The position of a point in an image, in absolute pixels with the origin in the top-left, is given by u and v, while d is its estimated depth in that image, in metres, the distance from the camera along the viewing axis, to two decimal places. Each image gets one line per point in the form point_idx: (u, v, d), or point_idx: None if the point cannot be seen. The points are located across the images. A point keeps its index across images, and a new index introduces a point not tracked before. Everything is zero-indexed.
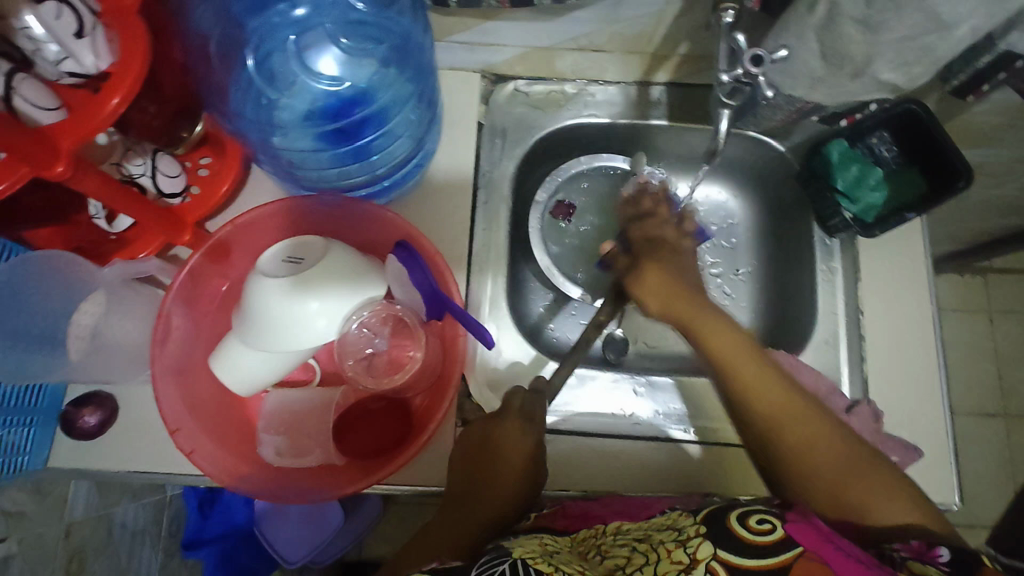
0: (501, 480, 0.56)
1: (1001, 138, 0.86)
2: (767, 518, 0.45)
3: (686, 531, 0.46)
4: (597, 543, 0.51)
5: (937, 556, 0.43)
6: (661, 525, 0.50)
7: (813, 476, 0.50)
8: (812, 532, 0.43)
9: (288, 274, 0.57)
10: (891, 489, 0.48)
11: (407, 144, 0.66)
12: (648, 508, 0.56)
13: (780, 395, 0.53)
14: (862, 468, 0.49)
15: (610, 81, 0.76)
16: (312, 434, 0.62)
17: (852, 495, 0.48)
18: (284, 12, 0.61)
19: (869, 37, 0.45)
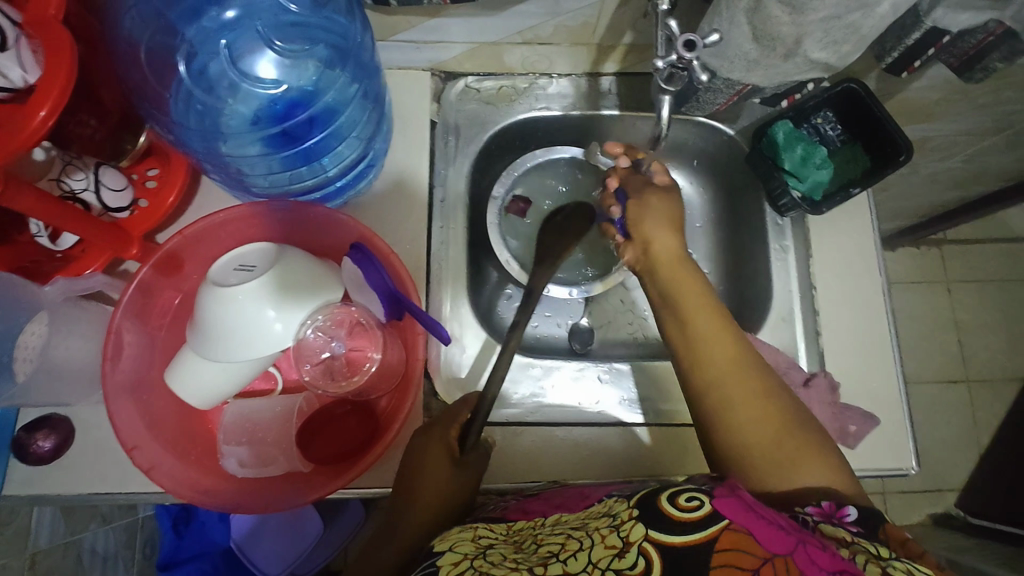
0: (432, 494, 0.58)
1: (942, 111, 0.89)
2: (697, 496, 0.46)
3: (620, 515, 0.48)
4: (534, 534, 0.52)
5: (846, 516, 0.49)
6: (598, 512, 0.51)
7: (746, 430, 0.54)
8: (735, 506, 0.44)
9: (241, 281, 0.57)
10: (817, 453, 0.53)
11: (356, 145, 0.66)
12: (587, 498, 0.57)
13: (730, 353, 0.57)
14: (794, 430, 0.54)
15: (560, 74, 0.77)
16: (275, 442, 0.62)
17: (782, 453, 0.53)
18: (212, 15, 0.60)
19: (796, 19, 0.46)
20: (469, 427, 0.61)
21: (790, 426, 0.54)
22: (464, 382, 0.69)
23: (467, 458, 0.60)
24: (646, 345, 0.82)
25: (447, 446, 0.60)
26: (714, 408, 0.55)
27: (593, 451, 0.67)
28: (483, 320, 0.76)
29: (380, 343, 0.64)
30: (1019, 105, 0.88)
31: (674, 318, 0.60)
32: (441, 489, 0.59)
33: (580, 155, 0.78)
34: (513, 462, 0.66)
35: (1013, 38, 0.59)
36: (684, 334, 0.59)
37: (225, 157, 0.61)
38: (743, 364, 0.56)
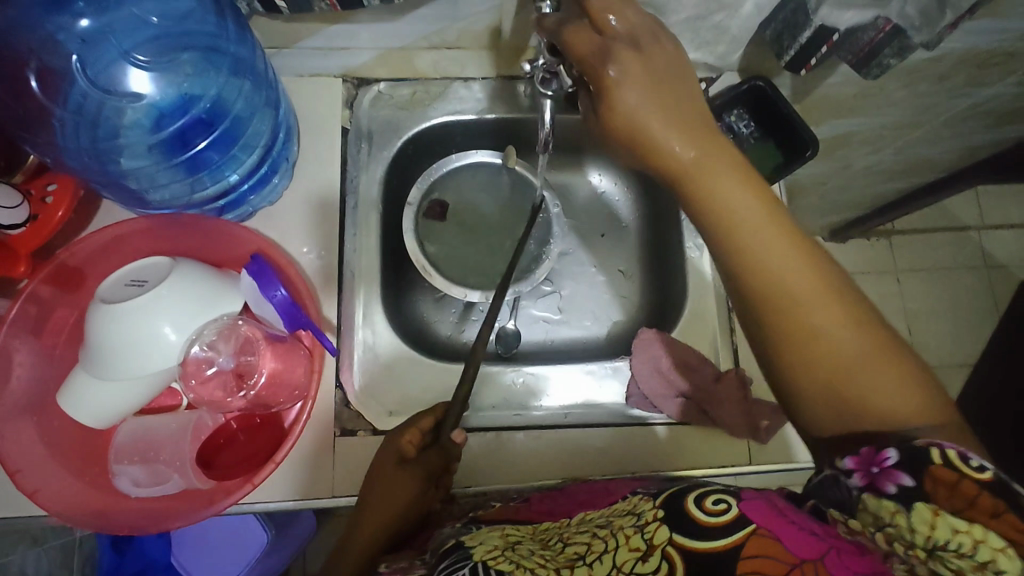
0: (390, 500, 0.59)
1: (860, 106, 0.90)
2: (724, 498, 0.45)
3: (645, 516, 0.47)
4: (559, 531, 0.53)
5: (886, 461, 0.39)
6: (622, 510, 0.51)
7: (835, 353, 0.42)
8: (763, 509, 0.42)
9: (127, 296, 0.56)
10: (894, 375, 0.42)
11: (254, 150, 0.64)
12: (611, 494, 0.58)
13: (824, 288, 0.43)
14: (858, 360, 0.42)
15: (473, 78, 0.75)
16: (169, 461, 0.59)
17: (847, 389, 0.42)
18: (67, 26, 0.55)
19: (659, 21, 0.46)
20: (442, 425, 0.63)
21: (835, 357, 0.42)
22: (378, 390, 0.69)
23: (419, 459, 0.61)
24: (577, 346, 0.81)
25: (402, 451, 0.61)
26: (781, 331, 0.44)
27: (525, 458, 0.68)
28: (403, 328, 0.75)
29: (277, 353, 0.63)
30: (937, 98, 0.90)
31: (699, 213, 0.46)
32: (398, 494, 0.59)
33: (498, 157, 0.78)
34: (469, 468, 0.67)
35: (900, 35, 0.61)
36: (745, 262, 0.44)
37: (121, 175, 0.60)
38: (827, 288, 0.43)
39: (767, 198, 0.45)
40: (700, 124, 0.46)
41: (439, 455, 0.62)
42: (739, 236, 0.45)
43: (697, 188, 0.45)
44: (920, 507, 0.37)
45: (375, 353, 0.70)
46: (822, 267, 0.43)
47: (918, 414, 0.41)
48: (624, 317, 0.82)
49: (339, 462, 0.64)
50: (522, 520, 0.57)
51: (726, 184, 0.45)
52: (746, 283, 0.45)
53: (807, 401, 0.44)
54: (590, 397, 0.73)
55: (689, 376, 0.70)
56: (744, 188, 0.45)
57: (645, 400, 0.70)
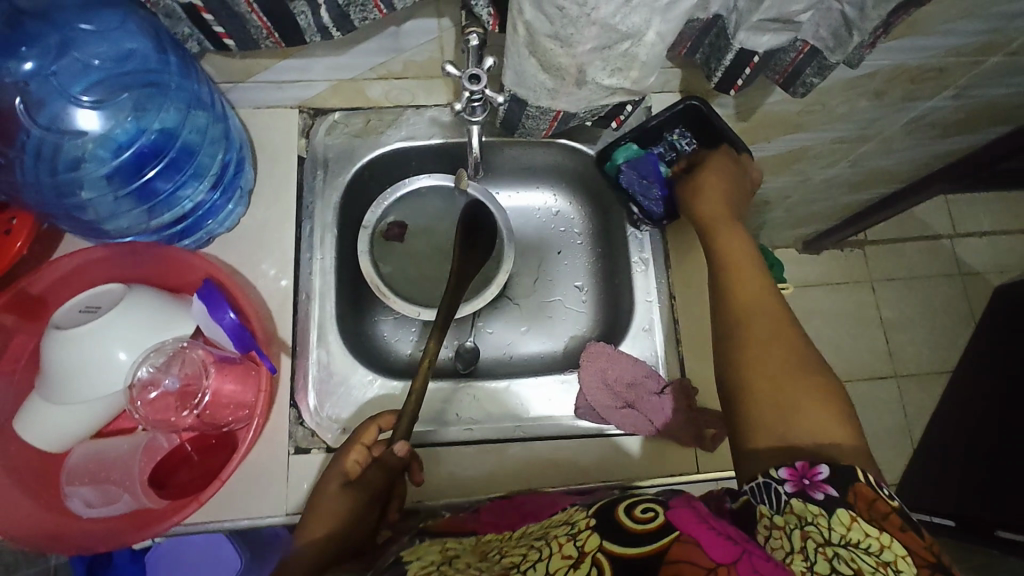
0: (334, 519, 0.62)
1: (805, 122, 0.93)
2: (651, 507, 0.49)
3: (577, 525, 0.50)
4: (499, 545, 0.55)
5: (818, 475, 0.47)
6: (559, 520, 0.54)
7: (774, 375, 0.54)
8: (689, 516, 0.47)
9: (77, 324, 0.58)
10: (823, 407, 0.52)
11: (205, 177, 0.67)
12: (555, 507, 0.61)
13: (777, 320, 0.57)
14: (800, 377, 0.53)
15: (424, 105, 0.79)
16: (119, 479, 0.60)
17: (787, 397, 0.53)
18: (10, 70, 0.57)
19: (569, 51, 0.49)
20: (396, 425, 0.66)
21: (784, 367, 0.54)
22: (331, 410, 0.70)
23: (362, 477, 0.64)
24: (538, 360, 0.84)
25: (346, 471, 0.64)
26: (734, 344, 0.57)
27: (477, 471, 0.69)
28: (361, 349, 0.77)
29: (223, 375, 0.63)
30: (879, 112, 0.93)
31: (717, 262, 0.65)
32: (340, 511, 0.62)
33: (451, 181, 0.80)
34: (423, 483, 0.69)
35: (818, 56, 0.64)
36: (726, 289, 0.62)
37: (76, 209, 0.63)
38: (784, 329, 0.57)
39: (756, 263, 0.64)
40: (728, 218, 0.68)
41: (380, 473, 0.64)
42: (729, 275, 0.63)
43: (725, 253, 0.65)
44: (841, 513, 0.45)
45: (328, 372, 0.72)
46: (786, 309, 0.59)
47: (827, 437, 0.50)
48: (580, 331, 0.84)
49: (292, 480, 0.66)
50: (465, 531, 0.59)
51: (738, 254, 0.64)
52: (725, 299, 0.61)
53: (745, 409, 0.54)
54: (542, 410, 0.74)
55: (634, 388, 0.71)
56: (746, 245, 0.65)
57: (593, 412, 0.71)
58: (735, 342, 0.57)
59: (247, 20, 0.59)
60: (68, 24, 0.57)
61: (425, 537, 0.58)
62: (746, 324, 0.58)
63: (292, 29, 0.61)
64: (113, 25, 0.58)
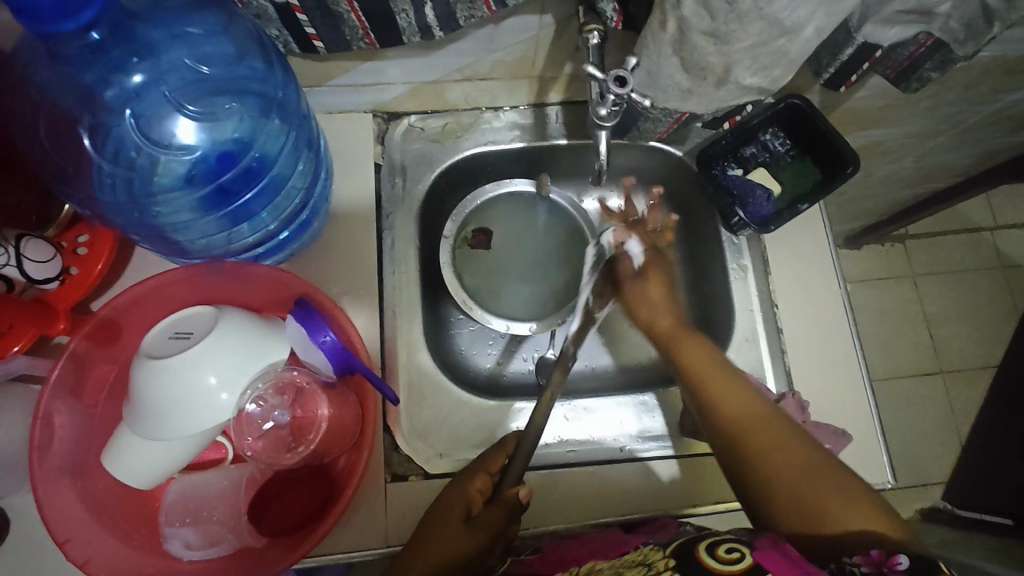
0: (449, 544, 0.53)
1: (886, 119, 0.89)
2: (736, 547, 0.46)
3: (656, 565, 0.47)
4: None
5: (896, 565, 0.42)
6: (632, 561, 0.51)
7: (784, 476, 0.50)
8: (778, 559, 0.43)
9: (174, 351, 0.53)
10: (858, 499, 0.48)
11: (296, 195, 0.62)
12: (626, 544, 0.56)
13: (767, 417, 0.54)
14: (824, 475, 0.50)
15: (505, 107, 0.75)
16: (222, 520, 0.58)
17: (818, 504, 0.48)
18: (117, 83, 0.53)
19: (722, 49, 0.45)
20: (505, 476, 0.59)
21: (794, 450, 0.51)
22: (427, 430, 0.67)
23: (483, 513, 0.56)
24: (624, 372, 0.80)
25: (470, 504, 0.57)
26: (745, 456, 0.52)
27: (577, 496, 0.64)
28: (447, 366, 0.74)
29: (331, 399, 0.61)
30: (962, 107, 0.89)
31: (691, 377, 0.57)
32: (450, 535, 0.54)
33: (533, 187, 0.76)
34: None
35: (943, 48, 0.60)
36: (710, 411, 0.56)
37: (158, 224, 0.58)
38: (784, 432, 0.52)
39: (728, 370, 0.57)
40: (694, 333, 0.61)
41: (499, 513, 0.56)
42: (708, 381, 0.56)
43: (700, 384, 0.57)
44: None
45: (420, 392, 0.68)
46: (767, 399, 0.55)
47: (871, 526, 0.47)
48: None
49: (391, 509, 0.61)
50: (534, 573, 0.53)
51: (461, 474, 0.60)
52: (707, 407, 0.56)
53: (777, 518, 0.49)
54: (642, 428, 0.70)
55: None
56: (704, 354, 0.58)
57: None
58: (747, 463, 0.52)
59: (343, 19, 0.55)
60: (172, 23, 0.53)
61: None
62: (740, 435, 0.53)
63: (389, 29, 0.57)
64: (218, 28, 0.54)
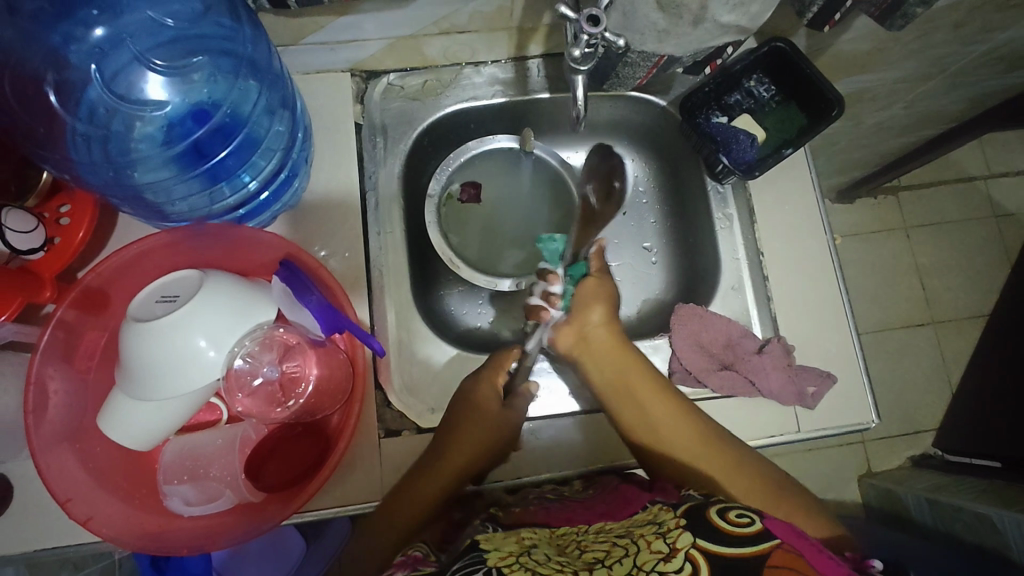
0: (468, 442, 0.63)
1: (875, 63, 0.87)
2: (745, 513, 0.49)
3: (665, 524, 0.50)
4: (576, 539, 0.53)
5: (874, 563, 0.51)
6: (642, 519, 0.53)
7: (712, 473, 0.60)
8: (788, 529, 0.47)
9: (160, 312, 0.54)
10: (807, 512, 0.59)
11: (274, 154, 0.62)
12: (630, 504, 0.57)
13: (693, 438, 0.61)
14: (777, 496, 0.60)
15: (485, 62, 0.73)
16: (219, 475, 0.60)
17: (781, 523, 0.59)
18: (80, 37, 0.55)
19: None
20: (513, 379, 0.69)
21: (765, 494, 0.60)
22: (417, 387, 0.68)
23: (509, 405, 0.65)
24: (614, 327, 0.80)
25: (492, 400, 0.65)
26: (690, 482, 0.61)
27: (565, 445, 0.65)
28: (439, 326, 0.74)
29: (319, 358, 0.62)
30: (950, 48, 0.88)
31: (612, 386, 0.65)
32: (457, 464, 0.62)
33: (515, 142, 0.75)
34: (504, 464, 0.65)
35: None
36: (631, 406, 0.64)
37: (138, 186, 0.57)
38: (700, 431, 0.62)
39: (702, 424, 0.62)
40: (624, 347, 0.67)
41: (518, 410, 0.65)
42: (624, 378, 0.65)
43: (618, 370, 0.65)
44: None
45: (410, 349, 0.69)
46: (693, 411, 0.63)
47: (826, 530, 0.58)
48: (654, 295, 0.81)
49: (385, 463, 0.63)
50: (539, 525, 0.56)
51: (640, 385, 0.64)
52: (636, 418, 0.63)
53: None
54: None
55: (731, 349, 0.69)
56: (699, 433, 0.61)
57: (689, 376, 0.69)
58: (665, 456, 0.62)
59: None
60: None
61: (499, 527, 0.56)
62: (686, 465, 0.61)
63: None
64: None
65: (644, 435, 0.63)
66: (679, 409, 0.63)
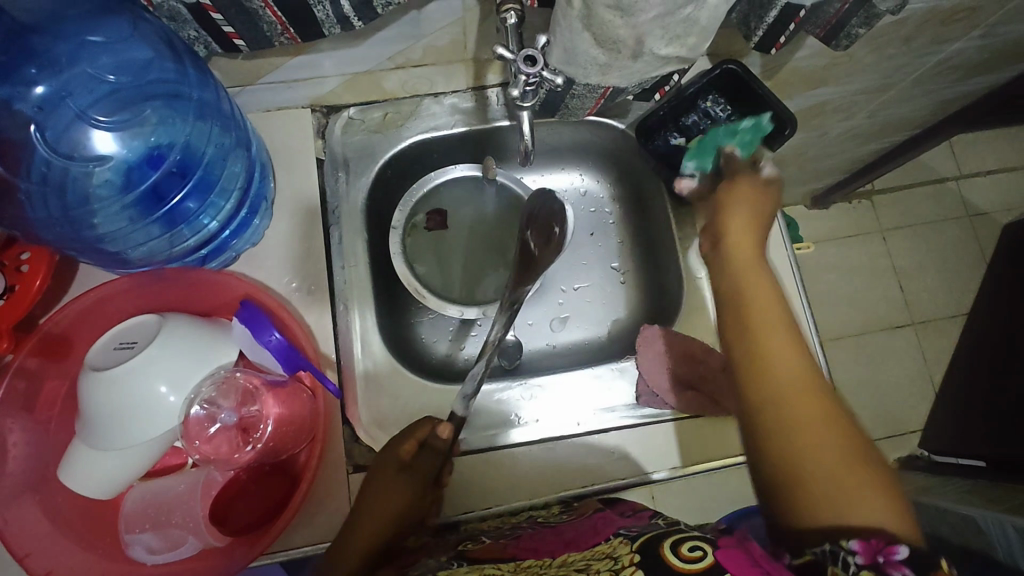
0: (388, 504, 0.58)
1: (832, 78, 0.89)
2: (699, 544, 0.46)
3: (621, 561, 0.47)
4: (540, 570, 0.50)
5: (894, 555, 0.40)
6: (601, 552, 0.50)
7: (817, 456, 0.44)
8: (742, 558, 0.43)
9: (113, 360, 0.54)
10: (882, 495, 0.43)
11: (232, 193, 0.62)
12: (598, 532, 0.56)
13: (803, 376, 0.47)
14: (859, 468, 0.43)
15: (444, 93, 0.74)
16: (179, 523, 0.58)
17: (839, 485, 0.43)
18: (22, 96, 0.55)
19: (629, 22, 0.45)
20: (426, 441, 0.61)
21: (846, 436, 0.45)
22: (386, 420, 0.68)
23: (416, 461, 0.60)
24: (585, 348, 0.81)
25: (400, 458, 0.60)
26: (772, 428, 0.46)
27: (536, 472, 0.66)
28: (409, 358, 0.74)
29: (278, 398, 0.60)
30: (904, 61, 0.89)
31: (729, 299, 0.53)
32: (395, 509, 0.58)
33: (478, 170, 0.77)
34: (472, 495, 0.65)
35: (866, 4, 0.60)
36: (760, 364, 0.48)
37: (95, 237, 0.59)
38: (810, 379, 0.47)
39: (823, 392, 0.46)
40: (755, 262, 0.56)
41: (432, 460, 0.60)
42: (748, 305, 0.52)
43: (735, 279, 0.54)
44: None
45: (377, 382, 0.69)
46: (792, 316, 0.50)
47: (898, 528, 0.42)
48: (623, 315, 0.82)
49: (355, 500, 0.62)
50: (504, 556, 0.54)
51: (742, 258, 0.56)
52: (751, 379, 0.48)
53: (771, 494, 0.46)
54: (599, 402, 0.70)
55: (697, 368, 0.70)
56: (825, 402, 0.46)
57: (656, 398, 0.68)
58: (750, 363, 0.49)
59: (259, 15, 0.55)
60: (76, 36, 0.55)
61: (464, 562, 0.54)
62: (785, 403, 0.46)
63: (308, 22, 0.57)
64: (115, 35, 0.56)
65: (753, 332, 0.50)
66: (801, 351, 0.49)
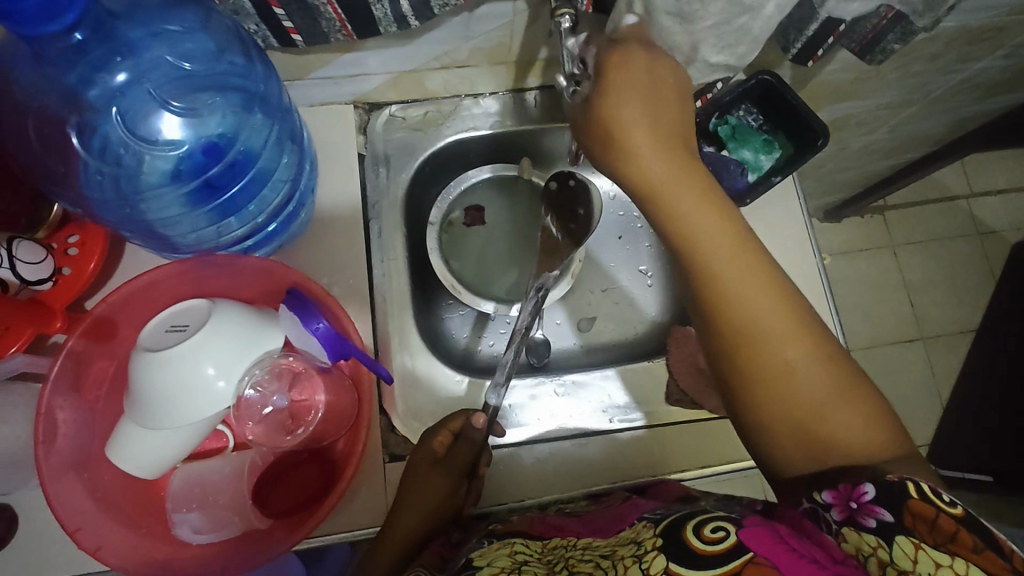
0: (428, 499, 0.61)
1: (859, 92, 0.91)
2: (721, 526, 0.44)
3: (644, 545, 0.46)
4: (566, 555, 0.52)
5: (863, 496, 0.42)
6: (626, 538, 0.50)
7: (804, 374, 0.47)
8: (763, 535, 0.42)
9: (171, 343, 0.55)
10: (859, 403, 0.47)
11: (282, 186, 0.64)
12: (623, 519, 0.55)
13: (780, 306, 0.48)
14: (847, 395, 0.46)
15: (485, 94, 0.76)
16: (225, 504, 0.61)
17: (818, 405, 0.46)
18: (102, 81, 0.55)
19: (686, 27, 0.52)
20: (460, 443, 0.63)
21: (835, 371, 0.47)
22: (421, 411, 0.69)
23: (451, 455, 0.63)
24: (611, 348, 0.82)
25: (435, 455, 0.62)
26: (757, 377, 0.47)
27: (568, 466, 0.67)
28: (440, 352, 0.76)
29: (326, 385, 0.63)
30: (928, 77, 0.91)
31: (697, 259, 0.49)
32: (435, 498, 0.61)
33: (514, 169, 0.80)
34: (504, 486, 0.66)
35: (903, 20, 0.62)
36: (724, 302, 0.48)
37: (149, 219, 0.60)
38: (782, 297, 0.49)
39: (778, 285, 0.49)
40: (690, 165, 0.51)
41: (466, 449, 0.63)
42: (710, 245, 0.49)
43: (678, 217, 0.50)
44: (901, 541, 0.39)
45: (413, 373, 0.70)
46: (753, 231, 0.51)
47: (877, 447, 0.45)
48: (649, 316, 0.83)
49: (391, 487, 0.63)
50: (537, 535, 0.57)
51: (682, 198, 0.49)
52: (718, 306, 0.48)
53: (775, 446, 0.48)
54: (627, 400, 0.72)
55: None
56: (792, 326, 0.48)
57: (686, 398, 0.71)
58: (717, 285, 0.48)
59: (319, 11, 0.56)
60: (153, 23, 0.55)
61: (495, 539, 0.57)
62: (750, 336, 0.48)
63: (366, 20, 0.59)
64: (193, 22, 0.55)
65: (725, 295, 0.48)
66: (753, 249, 0.50)
